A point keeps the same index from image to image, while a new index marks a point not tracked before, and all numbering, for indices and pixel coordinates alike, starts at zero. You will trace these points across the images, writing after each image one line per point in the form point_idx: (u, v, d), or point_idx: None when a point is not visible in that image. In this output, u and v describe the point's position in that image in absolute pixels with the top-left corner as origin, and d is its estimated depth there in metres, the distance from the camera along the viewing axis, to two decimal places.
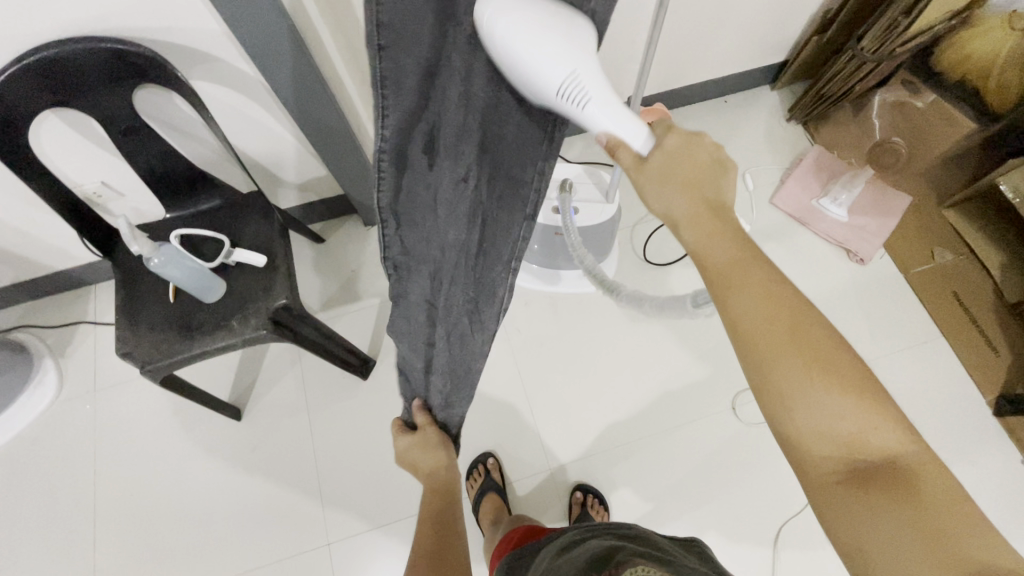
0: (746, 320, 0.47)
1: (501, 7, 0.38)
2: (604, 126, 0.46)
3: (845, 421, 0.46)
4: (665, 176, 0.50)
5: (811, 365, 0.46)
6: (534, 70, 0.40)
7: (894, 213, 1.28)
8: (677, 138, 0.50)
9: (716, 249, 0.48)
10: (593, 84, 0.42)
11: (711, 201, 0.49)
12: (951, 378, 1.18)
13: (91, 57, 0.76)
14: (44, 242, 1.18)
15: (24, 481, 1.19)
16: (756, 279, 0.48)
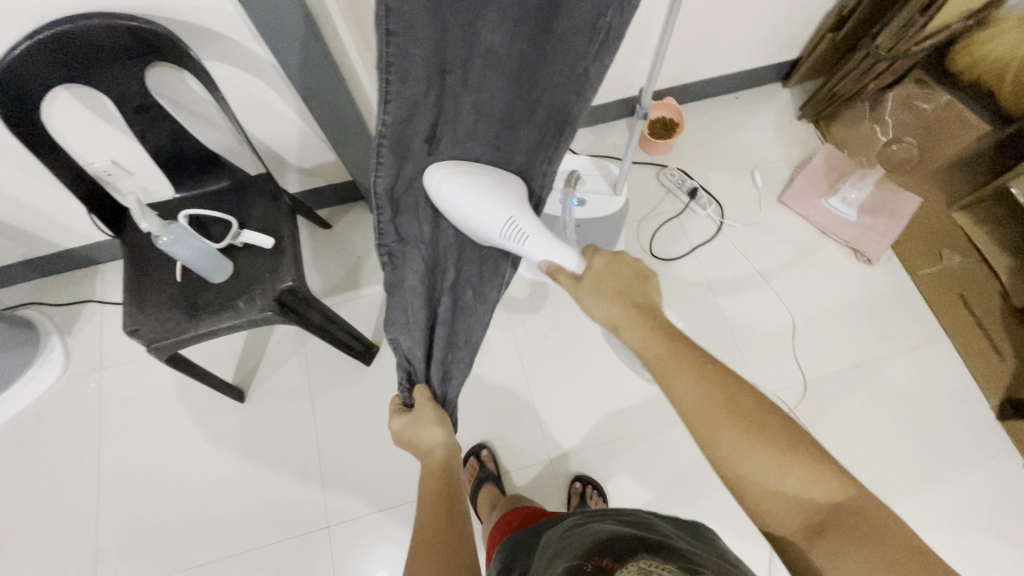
0: (687, 402, 0.54)
1: (444, 179, 0.64)
2: (541, 254, 0.64)
3: (789, 480, 0.51)
4: (600, 288, 0.61)
5: (750, 434, 0.52)
6: (478, 221, 0.64)
7: (903, 215, 1.26)
8: (604, 258, 0.62)
9: (649, 347, 0.58)
10: (526, 224, 0.64)
11: (639, 303, 0.60)
12: (954, 381, 1.18)
13: (105, 34, 0.76)
14: (53, 219, 1.18)
15: (30, 455, 1.20)
16: (689, 366, 0.55)
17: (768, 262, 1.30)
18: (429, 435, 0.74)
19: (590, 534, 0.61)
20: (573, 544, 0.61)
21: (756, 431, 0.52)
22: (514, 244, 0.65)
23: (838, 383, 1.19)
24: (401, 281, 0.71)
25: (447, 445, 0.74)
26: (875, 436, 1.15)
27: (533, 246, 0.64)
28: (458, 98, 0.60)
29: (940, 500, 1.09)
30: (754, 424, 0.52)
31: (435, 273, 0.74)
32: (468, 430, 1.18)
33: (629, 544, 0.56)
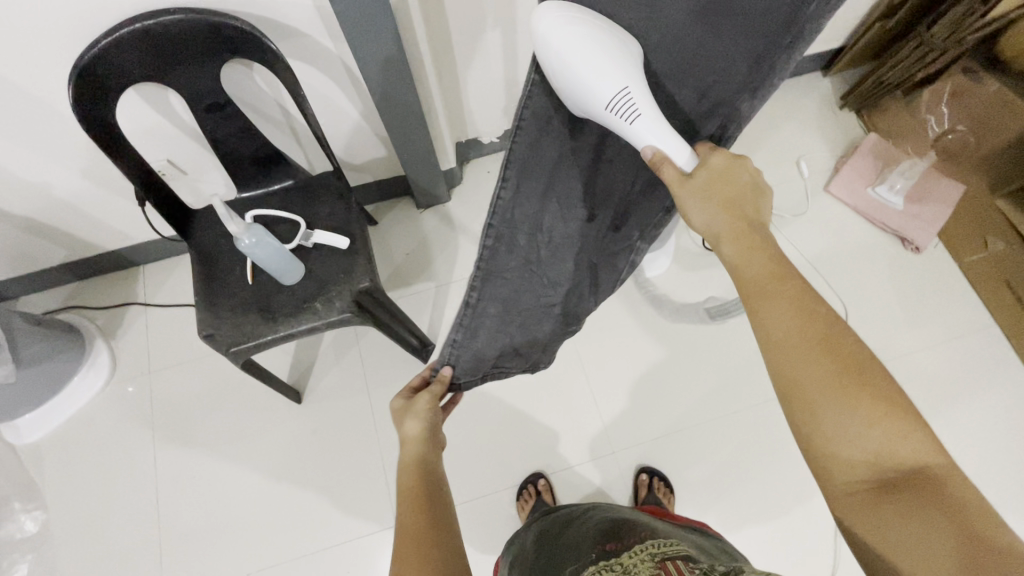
0: (779, 327, 0.50)
1: (555, 28, 0.54)
2: (647, 138, 0.55)
3: (874, 431, 0.46)
4: (706, 195, 0.55)
5: (837, 374, 0.47)
6: (590, 70, 0.54)
7: (947, 202, 1.30)
8: (721, 160, 0.57)
9: (747, 266, 0.53)
10: (639, 98, 0.55)
11: (751, 217, 0.55)
12: (1004, 366, 1.20)
13: (185, 28, 0.73)
14: (99, 220, 1.15)
15: (81, 460, 1.18)
16: (790, 293, 0.51)
17: (816, 251, 1.32)
18: (411, 428, 0.63)
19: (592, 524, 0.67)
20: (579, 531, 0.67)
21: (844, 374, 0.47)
22: (618, 122, 0.56)
23: (891, 370, 1.21)
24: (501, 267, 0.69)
25: (434, 442, 0.64)
26: (929, 423, 1.17)
27: (642, 126, 0.55)
28: None
29: (996, 482, 1.12)
30: (852, 369, 0.48)
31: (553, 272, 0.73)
32: (530, 425, 1.19)
33: (657, 552, 0.56)
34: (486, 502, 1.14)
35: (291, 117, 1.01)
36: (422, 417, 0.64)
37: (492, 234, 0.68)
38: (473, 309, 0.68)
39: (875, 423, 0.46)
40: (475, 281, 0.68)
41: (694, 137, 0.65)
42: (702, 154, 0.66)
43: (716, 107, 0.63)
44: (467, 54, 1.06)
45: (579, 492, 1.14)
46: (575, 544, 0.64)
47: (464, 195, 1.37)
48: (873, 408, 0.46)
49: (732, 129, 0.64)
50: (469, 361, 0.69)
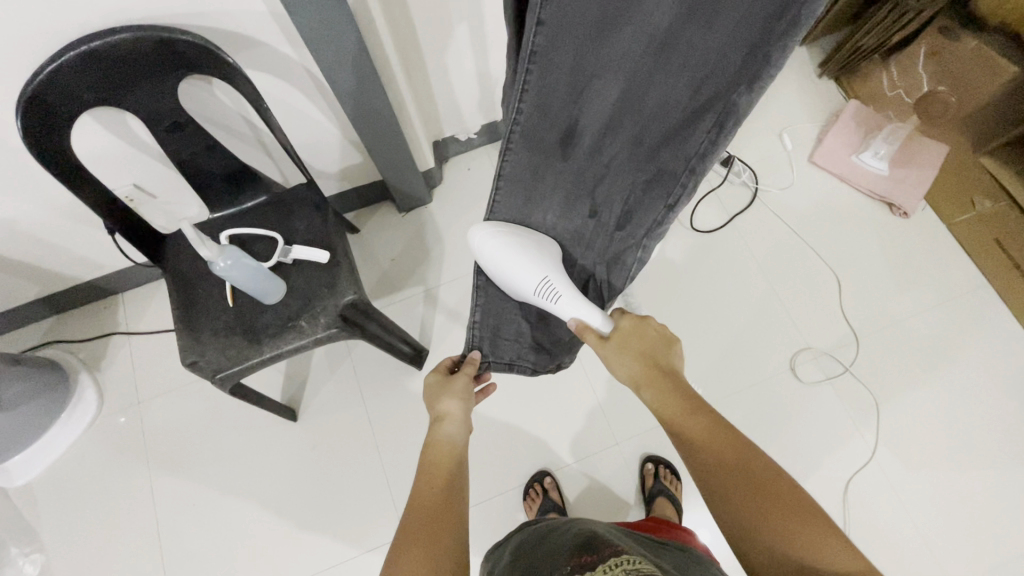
0: (698, 455, 0.55)
1: (482, 240, 0.67)
2: (570, 314, 0.65)
3: (794, 544, 0.47)
4: (626, 346, 0.62)
5: (751, 492, 0.51)
6: (513, 273, 0.66)
7: (932, 164, 1.28)
8: (630, 321, 0.64)
9: (668, 406, 0.58)
10: (559, 285, 0.65)
11: (663, 363, 0.61)
12: (999, 324, 1.20)
13: (134, 47, 0.70)
14: (70, 251, 1.12)
15: (76, 498, 1.15)
16: (702, 424, 0.56)
17: (805, 224, 1.31)
18: (448, 404, 0.67)
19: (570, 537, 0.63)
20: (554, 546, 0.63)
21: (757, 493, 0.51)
22: (547, 303, 0.66)
23: (888, 338, 1.21)
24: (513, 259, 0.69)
25: (465, 425, 0.68)
26: (927, 387, 1.17)
27: (563, 305, 0.65)
28: (604, 93, 0.55)
29: (1000, 442, 1.12)
30: (763, 489, 0.51)
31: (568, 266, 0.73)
32: (531, 423, 1.17)
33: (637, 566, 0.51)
34: (492, 505, 1.12)
35: (258, 130, 0.97)
36: (458, 398, 0.68)
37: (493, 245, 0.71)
38: (489, 291, 0.73)
39: (792, 534, 0.48)
40: (485, 264, 0.71)
41: (691, 134, 0.54)
42: (704, 151, 0.54)
43: (711, 101, 0.51)
44: (435, 51, 1.02)
45: (586, 487, 1.13)
46: (547, 562, 0.60)
47: (446, 195, 1.35)
48: (788, 522, 0.48)
49: (731, 127, 0.50)
50: (489, 340, 0.75)
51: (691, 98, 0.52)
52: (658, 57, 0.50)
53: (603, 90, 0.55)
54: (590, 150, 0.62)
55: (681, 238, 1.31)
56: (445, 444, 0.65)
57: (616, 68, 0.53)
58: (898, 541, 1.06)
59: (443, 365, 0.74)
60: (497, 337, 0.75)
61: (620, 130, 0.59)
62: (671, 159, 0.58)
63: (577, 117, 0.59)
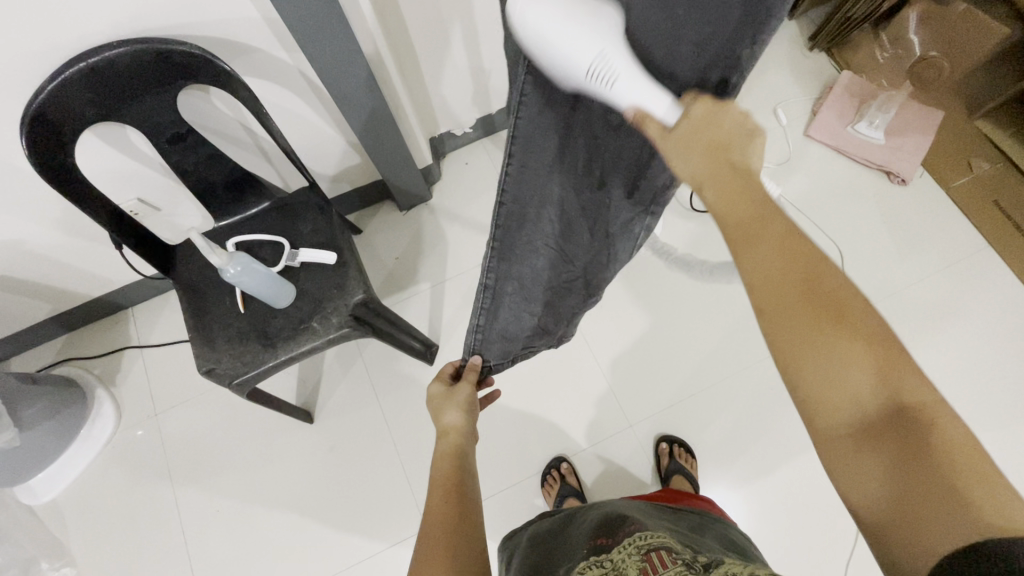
0: (760, 271, 0.41)
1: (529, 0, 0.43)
2: (629, 96, 0.46)
3: (855, 377, 0.38)
4: (689, 143, 0.45)
5: (820, 319, 0.39)
6: (569, 51, 0.44)
7: (929, 129, 1.29)
8: (701, 108, 0.45)
9: (732, 212, 0.43)
10: (618, 59, 0.45)
11: (740, 163, 0.44)
12: (1002, 284, 1.21)
13: (132, 60, 0.70)
14: (78, 268, 1.13)
15: (102, 511, 1.17)
16: (776, 235, 0.42)
17: (805, 198, 1.31)
18: (450, 417, 0.70)
19: (585, 524, 0.64)
20: (569, 535, 0.64)
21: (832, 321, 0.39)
22: (598, 87, 0.47)
23: (893, 306, 1.22)
24: (519, 245, 0.66)
25: (471, 431, 0.70)
26: (935, 352, 1.18)
27: (623, 86, 0.46)
28: None
29: (1010, 401, 1.13)
30: (833, 313, 0.39)
31: (569, 249, 0.69)
32: (545, 411, 1.19)
33: (645, 544, 0.52)
34: (511, 493, 1.14)
35: (258, 136, 0.98)
36: (461, 409, 0.70)
37: (502, 221, 0.64)
38: (495, 294, 0.68)
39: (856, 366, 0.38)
40: (494, 254, 0.66)
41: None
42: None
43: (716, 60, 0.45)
44: (427, 46, 1.03)
45: (602, 470, 1.14)
46: (563, 551, 0.60)
47: (446, 191, 1.35)
48: (856, 350, 0.38)
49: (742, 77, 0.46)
50: (495, 347, 0.72)
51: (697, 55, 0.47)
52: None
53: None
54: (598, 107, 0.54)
55: (681, 219, 1.31)
56: (453, 454, 0.67)
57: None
58: None
59: (444, 373, 0.75)
60: (502, 338, 0.72)
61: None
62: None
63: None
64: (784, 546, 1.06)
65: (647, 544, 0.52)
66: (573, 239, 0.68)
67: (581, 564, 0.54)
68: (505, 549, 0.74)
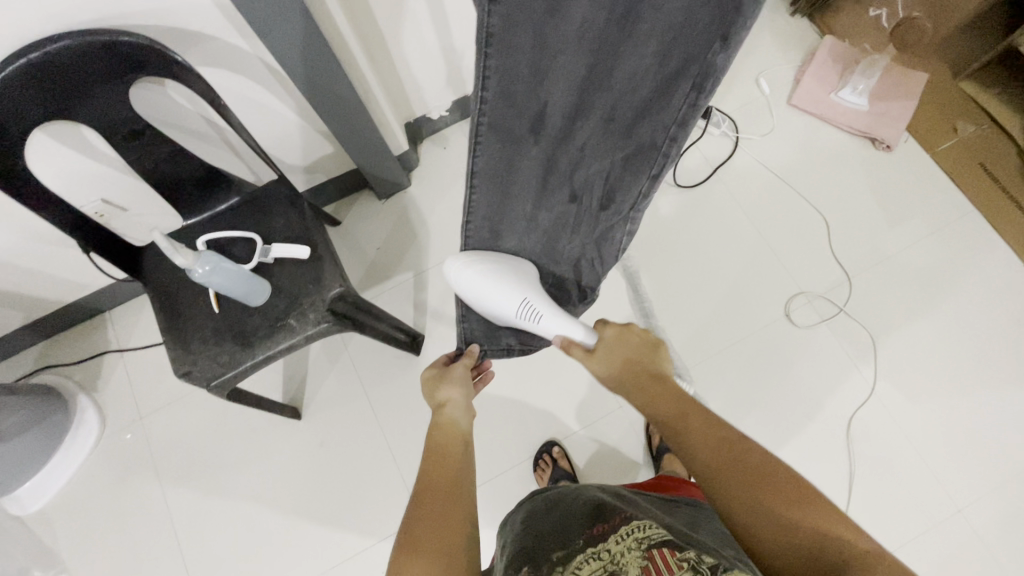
0: (696, 454, 0.55)
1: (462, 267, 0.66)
2: (554, 331, 0.64)
3: (795, 531, 0.47)
4: (612, 357, 0.63)
5: (753, 483, 0.50)
6: (495, 300, 0.65)
7: (912, 93, 1.27)
8: (614, 330, 0.64)
9: (659, 404, 0.59)
10: (541, 305, 0.64)
11: (655, 370, 0.62)
12: (990, 248, 1.21)
13: (77, 54, 0.67)
14: (46, 274, 1.09)
15: (91, 517, 1.16)
16: (698, 421, 0.56)
17: (790, 168, 1.29)
18: (449, 392, 0.67)
19: (574, 510, 0.63)
20: (559, 520, 0.63)
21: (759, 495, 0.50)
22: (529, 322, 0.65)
23: (880, 275, 1.21)
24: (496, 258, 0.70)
25: (470, 409, 0.68)
26: (922, 319, 1.17)
27: (545, 323, 0.64)
28: (562, 75, 0.53)
29: (998, 365, 1.14)
30: (757, 477, 0.51)
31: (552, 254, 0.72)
32: (535, 397, 1.18)
33: (646, 540, 0.51)
34: (504, 480, 1.13)
35: (222, 130, 0.95)
36: (461, 386, 0.68)
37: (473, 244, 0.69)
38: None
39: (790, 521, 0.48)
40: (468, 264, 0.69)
41: (668, 102, 0.51)
42: (681, 117, 0.51)
43: (686, 63, 0.47)
44: (393, 28, 0.98)
45: (595, 451, 1.14)
46: (554, 534, 0.60)
47: (425, 178, 1.32)
48: (787, 508, 0.49)
49: (709, 86, 0.47)
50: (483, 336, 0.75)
51: (661, 64, 0.49)
52: (624, 29, 0.48)
53: (565, 67, 0.52)
54: (559, 133, 0.59)
55: (666, 195, 1.29)
56: (450, 428, 0.64)
57: (577, 39, 0.50)
58: (902, 471, 1.09)
59: (438, 361, 0.73)
60: (488, 331, 0.74)
61: (591, 110, 0.56)
62: (649, 132, 0.54)
63: (544, 100, 0.56)
64: None
65: (648, 539, 0.51)
66: (557, 246, 0.71)
67: (579, 556, 0.53)
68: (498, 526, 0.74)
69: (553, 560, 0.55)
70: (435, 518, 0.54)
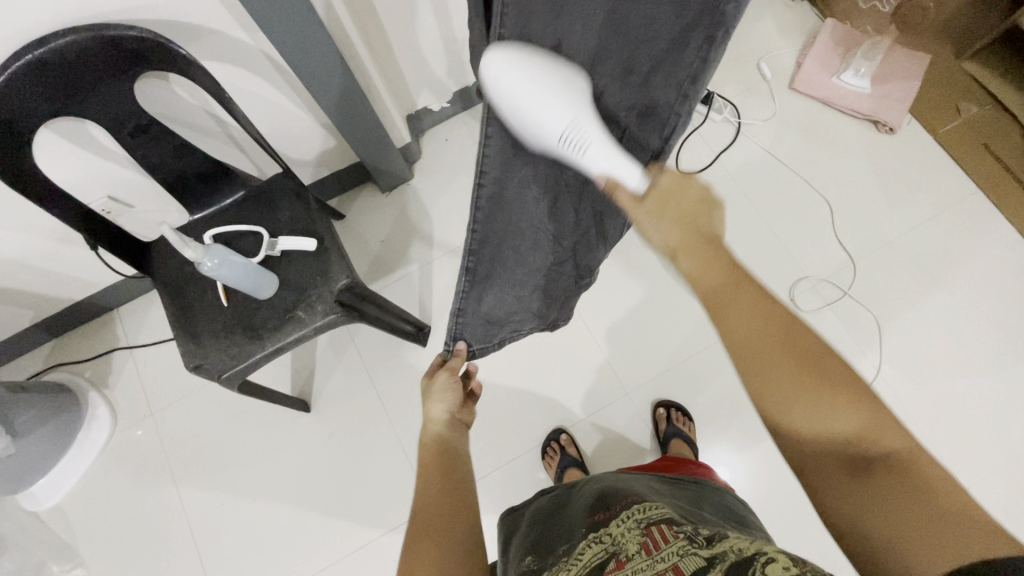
0: (737, 333, 0.47)
1: (501, 69, 0.47)
2: (601, 167, 0.50)
3: (840, 420, 0.43)
4: (661, 211, 0.51)
5: (800, 371, 0.44)
6: (541, 113, 0.48)
7: (914, 76, 1.27)
8: (668, 178, 0.51)
9: (707, 276, 0.49)
10: (588, 131, 0.49)
11: (705, 231, 0.50)
12: (994, 228, 1.20)
13: (81, 49, 0.67)
14: (56, 271, 1.10)
15: (106, 511, 1.17)
16: (748, 299, 0.48)
17: (793, 152, 1.29)
18: (439, 409, 0.68)
19: (580, 503, 0.64)
20: (568, 513, 0.63)
21: (801, 384, 0.44)
22: (570, 155, 0.50)
23: (884, 257, 1.21)
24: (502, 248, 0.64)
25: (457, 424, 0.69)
26: (928, 302, 1.18)
27: (593, 156, 0.50)
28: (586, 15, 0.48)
29: (1002, 345, 1.14)
30: (808, 364, 0.44)
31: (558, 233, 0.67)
32: (542, 385, 1.19)
33: (643, 519, 0.51)
34: (512, 468, 1.14)
35: (226, 124, 0.95)
36: (446, 401, 0.68)
37: (482, 214, 0.60)
38: (474, 281, 0.64)
39: (839, 413, 0.43)
40: (472, 246, 0.61)
41: (681, 56, 0.49)
42: (694, 72, 0.50)
43: (701, 14, 0.46)
44: (394, 19, 0.98)
45: (602, 438, 1.15)
46: (564, 527, 0.60)
47: (428, 169, 1.32)
48: (838, 401, 0.43)
49: (721, 38, 0.47)
50: (479, 331, 0.69)
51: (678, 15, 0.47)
52: None
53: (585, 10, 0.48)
54: None
55: None
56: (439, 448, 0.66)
57: None
58: None
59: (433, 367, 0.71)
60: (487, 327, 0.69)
61: (608, 60, 0.51)
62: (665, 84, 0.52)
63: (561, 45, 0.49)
64: (783, 500, 1.08)
65: (647, 518, 0.51)
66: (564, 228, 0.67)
67: (582, 543, 0.54)
68: (508, 524, 0.74)
69: (558, 552, 0.55)
70: (439, 516, 0.56)
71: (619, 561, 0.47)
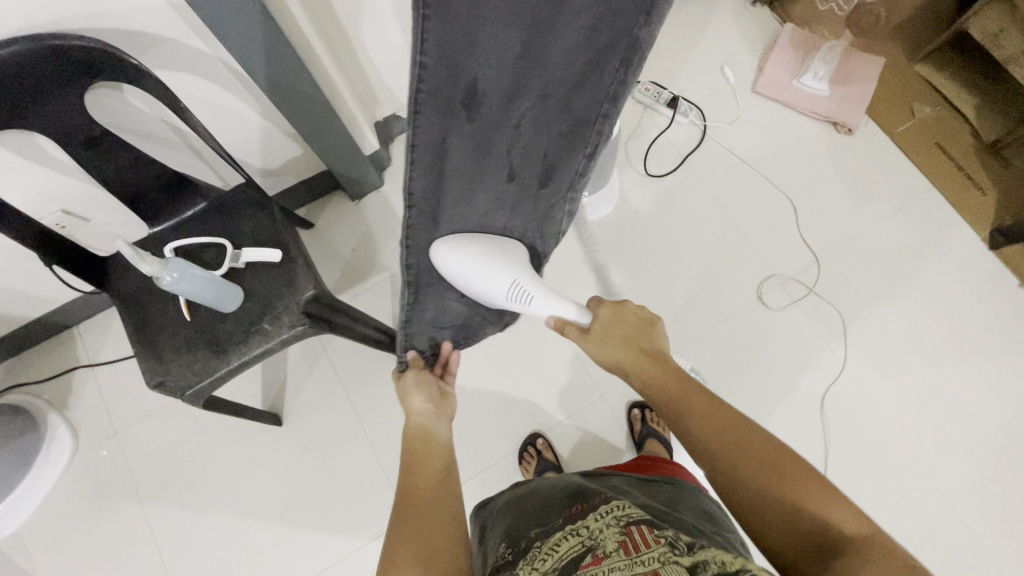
0: (690, 427, 0.58)
1: (451, 254, 0.70)
2: (548, 311, 0.71)
3: (796, 505, 0.49)
4: (605, 338, 0.68)
5: (754, 466, 0.52)
6: (488, 282, 0.70)
7: (870, 79, 1.32)
8: (607, 310, 0.70)
9: (661, 386, 0.63)
10: (530, 286, 0.71)
11: (647, 347, 0.67)
12: (949, 223, 1.25)
13: (24, 59, 0.64)
14: (8, 289, 1.06)
15: (70, 535, 1.13)
16: (694, 395, 0.60)
17: (756, 153, 1.32)
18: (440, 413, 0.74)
19: (554, 494, 0.63)
20: (542, 504, 0.63)
21: (762, 471, 0.51)
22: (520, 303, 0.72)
23: (846, 253, 1.24)
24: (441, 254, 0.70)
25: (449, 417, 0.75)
26: (888, 296, 1.21)
27: (539, 306, 0.71)
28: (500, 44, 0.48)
29: (958, 334, 1.18)
30: (764, 464, 0.51)
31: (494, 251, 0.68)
32: (519, 389, 1.18)
33: (622, 518, 0.51)
34: (490, 473, 1.14)
35: (186, 134, 0.93)
36: (422, 392, 0.73)
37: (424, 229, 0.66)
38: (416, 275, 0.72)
39: (791, 495, 0.49)
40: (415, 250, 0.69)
41: (598, 79, 0.52)
42: (612, 95, 0.54)
43: (609, 48, 0.49)
44: (358, 25, 0.98)
45: (578, 441, 1.15)
46: (538, 516, 0.60)
47: (397, 176, 1.32)
48: (780, 478, 0.50)
49: (636, 62, 0.49)
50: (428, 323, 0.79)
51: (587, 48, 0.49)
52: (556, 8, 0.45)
53: (500, 43, 0.48)
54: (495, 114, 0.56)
55: (636, 184, 1.30)
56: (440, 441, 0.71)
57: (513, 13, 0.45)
58: (875, 442, 1.12)
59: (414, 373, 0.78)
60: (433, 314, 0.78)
61: (526, 92, 0.54)
62: (582, 109, 0.57)
63: (475, 77, 0.51)
64: None
65: (627, 517, 0.51)
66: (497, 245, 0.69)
67: (557, 534, 0.53)
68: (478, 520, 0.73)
69: (533, 541, 0.55)
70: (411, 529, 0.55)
71: (596, 555, 0.47)
